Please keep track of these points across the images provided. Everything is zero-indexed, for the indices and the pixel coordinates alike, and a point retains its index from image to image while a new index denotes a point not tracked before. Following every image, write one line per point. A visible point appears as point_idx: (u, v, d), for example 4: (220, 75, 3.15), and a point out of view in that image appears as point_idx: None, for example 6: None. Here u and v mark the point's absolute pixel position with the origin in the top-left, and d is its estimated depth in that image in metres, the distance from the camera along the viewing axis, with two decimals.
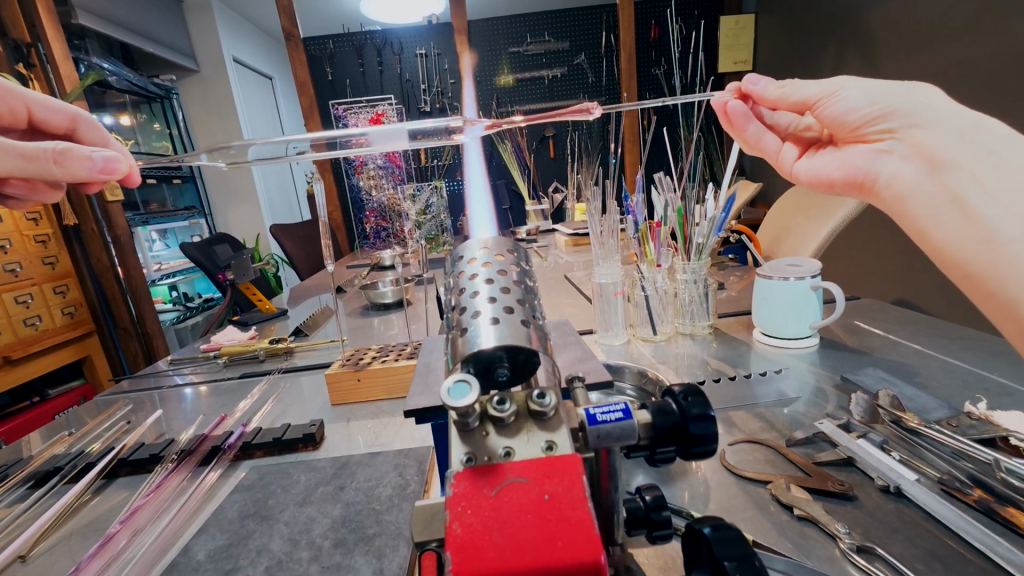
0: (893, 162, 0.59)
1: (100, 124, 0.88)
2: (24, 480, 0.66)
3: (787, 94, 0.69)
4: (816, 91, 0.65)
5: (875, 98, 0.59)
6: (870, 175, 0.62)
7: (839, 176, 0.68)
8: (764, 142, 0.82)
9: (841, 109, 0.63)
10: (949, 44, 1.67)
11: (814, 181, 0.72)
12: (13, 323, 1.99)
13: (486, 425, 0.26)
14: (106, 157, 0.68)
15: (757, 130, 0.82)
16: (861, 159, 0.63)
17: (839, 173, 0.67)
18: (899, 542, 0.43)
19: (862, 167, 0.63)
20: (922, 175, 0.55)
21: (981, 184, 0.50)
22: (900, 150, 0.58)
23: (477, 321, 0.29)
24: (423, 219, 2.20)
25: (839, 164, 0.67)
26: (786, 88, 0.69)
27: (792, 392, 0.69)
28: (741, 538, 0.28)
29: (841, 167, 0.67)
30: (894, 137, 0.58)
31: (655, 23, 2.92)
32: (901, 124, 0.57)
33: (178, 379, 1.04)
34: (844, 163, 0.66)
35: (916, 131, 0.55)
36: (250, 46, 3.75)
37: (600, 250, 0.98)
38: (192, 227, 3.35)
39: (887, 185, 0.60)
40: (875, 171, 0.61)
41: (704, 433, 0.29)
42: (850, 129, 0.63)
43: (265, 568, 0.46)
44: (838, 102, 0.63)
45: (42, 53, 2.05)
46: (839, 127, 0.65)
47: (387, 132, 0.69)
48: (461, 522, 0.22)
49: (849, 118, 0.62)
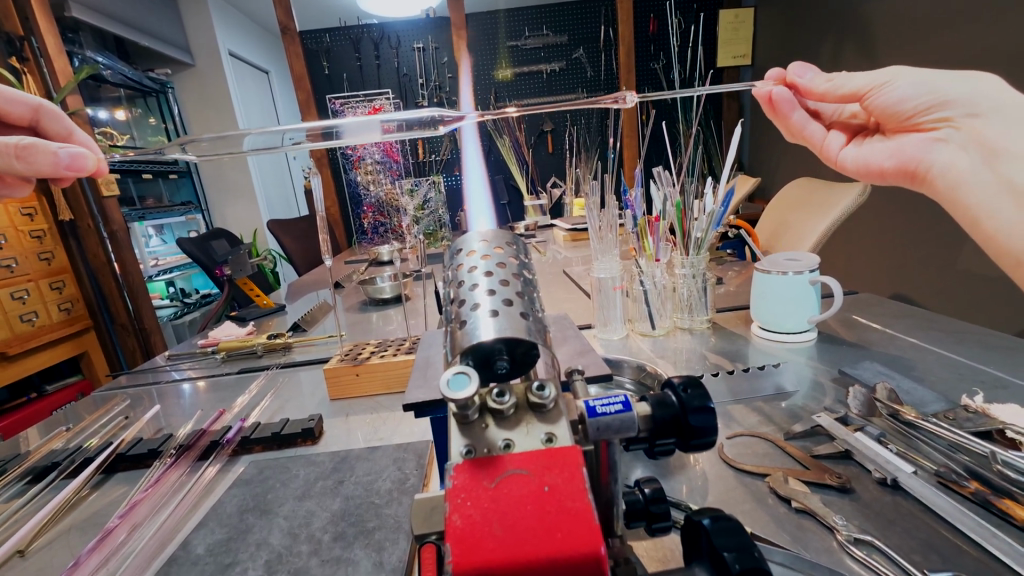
0: (949, 151, 0.60)
1: (62, 113, 0.84)
2: (21, 475, 0.66)
3: (835, 87, 0.68)
4: (864, 82, 0.65)
5: (931, 88, 0.60)
6: (923, 163, 0.63)
7: (890, 166, 0.68)
8: (809, 130, 0.80)
9: (895, 99, 0.63)
10: (948, 40, 1.66)
11: (863, 170, 0.72)
12: (9, 319, 1.98)
13: (486, 417, 0.26)
14: (72, 153, 0.67)
15: (801, 117, 0.79)
16: (915, 148, 0.64)
17: (890, 162, 0.68)
18: (896, 533, 0.43)
19: (915, 156, 0.64)
20: (980, 163, 0.57)
21: None
22: (957, 138, 0.59)
23: (477, 313, 0.28)
24: (420, 214, 2.20)
25: (891, 153, 0.68)
26: (833, 81, 0.68)
27: (790, 386, 0.69)
28: (742, 530, 0.28)
29: (893, 156, 0.67)
30: (951, 126, 0.59)
31: (654, 17, 2.90)
32: (959, 113, 0.58)
33: (175, 374, 1.04)
34: (896, 151, 0.67)
35: (976, 121, 0.57)
36: (246, 40, 3.71)
37: (599, 244, 0.96)
38: (188, 223, 3.36)
39: (940, 173, 0.61)
40: (928, 160, 0.62)
41: (704, 426, 0.29)
42: (903, 119, 0.64)
43: (264, 562, 0.46)
44: (891, 92, 0.63)
45: (36, 46, 2.04)
46: (889, 116, 0.65)
47: (361, 125, 0.68)
48: (460, 514, 0.22)
49: (902, 108, 0.63)
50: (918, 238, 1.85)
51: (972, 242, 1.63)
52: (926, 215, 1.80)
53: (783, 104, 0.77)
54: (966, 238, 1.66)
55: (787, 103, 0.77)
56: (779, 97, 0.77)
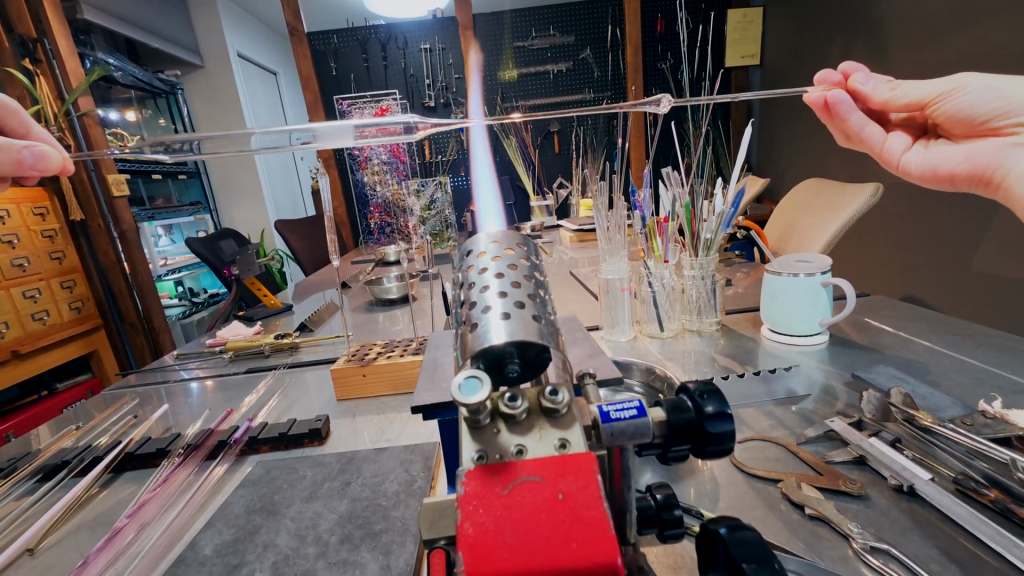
0: None
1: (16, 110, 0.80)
2: (32, 473, 0.66)
3: (898, 95, 0.68)
4: (930, 90, 0.65)
5: (1005, 93, 0.60)
6: (1000, 170, 0.61)
7: (962, 171, 0.66)
8: (867, 133, 0.75)
9: (965, 105, 0.63)
10: (959, 38, 1.64)
11: (929, 174, 0.70)
12: (21, 318, 2.00)
13: (497, 422, 0.26)
14: (33, 151, 0.67)
15: (860, 120, 0.73)
16: (988, 153, 0.63)
17: (962, 167, 0.66)
18: (913, 542, 0.42)
19: (989, 161, 0.63)
20: None
21: None
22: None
23: (488, 316, 0.28)
24: (427, 214, 2.22)
25: (962, 159, 0.66)
26: (897, 89, 0.68)
27: (802, 389, 0.68)
28: (760, 540, 0.27)
29: (964, 161, 0.65)
30: None
31: (661, 16, 2.89)
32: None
33: (184, 373, 1.05)
34: (967, 155, 0.65)
35: None
36: (254, 41, 3.74)
37: (607, 245, 0.95)
38: (197, 223, 3.40)
39: (1016, 179, 0.59)
40: (1005, 165, 0.61)
41: (719, 432, 0.28)
42: (974, 123, 0.64)
43: (271, 563, 0.46)
44: (961, 99, 0.63)
45: (48, 48, 2.06)
46: (958, 125, 0.65)
47: (333, 128, 0.67)
48: (472, 521, 0.22)
49: (974, 113, 0.63)
50: (930, 240, 1.83)
51: (986, 244, 1.61)
52: (938, 217, 1.78)
53: (841, 107, 0.72)
54: (979, 240, 1.64)
55: (846, 106, 0.71)
56: (836, 100, 0.71)
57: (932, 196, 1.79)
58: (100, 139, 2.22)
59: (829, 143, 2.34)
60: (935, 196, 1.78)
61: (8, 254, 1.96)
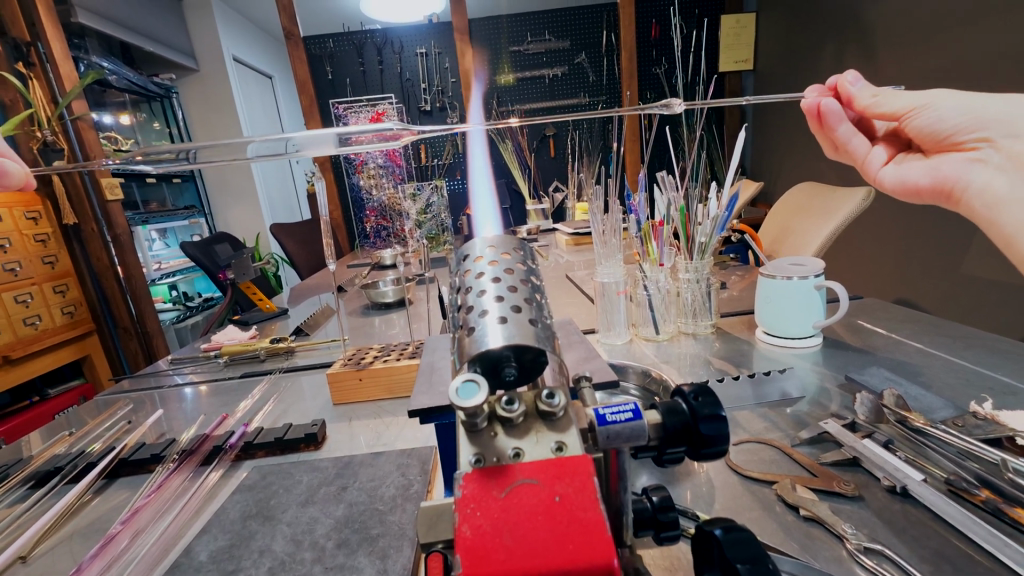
0: (988, 172, 0.59)
1: None
2: (24, 480, 0.66)
3: (877, 103, 0.68)
4: (905, 103, 0.65)
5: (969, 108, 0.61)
6: (959, 184, 0.62)
7: (927, 184, 0.67)
8: (853, 144, 0.77)
9: (931, 120, 0.63)
10: (949, 41, 1.66)
11: (899, 187, 0.71)
12: (12, 323, 1.96)
13: (495, 425, 0.26)
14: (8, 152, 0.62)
15: (848, 130, 0.76)
16: (951, 168, 0.63)
17: (927, 181, 0.67)
18: (906, 542, 0.42)
19: (951, 176, 0.64)
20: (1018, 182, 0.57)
21: None
22: (995, 161, 0.59)
23: (484, 320, 0.28)
24: (423, 218, 2.23)
25: (929, 173, 0.66)
26: (879, 95, 0.68)
27: (796, 391, 0.69)
28: (756, 540, 0.27)
29: (930, 175, 0.66)
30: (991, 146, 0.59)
31: (655, 22, 2.91)
32: (998, 134, 0.58)
33: (177, 378, 1.04)
34: (933, 170, 0.66)
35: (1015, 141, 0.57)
36: (249, 44, 3.73)
37: (602, 249, 0.96)
38: (191, 227, 3.37)
39: (976, 194, 0.61)
40: (967, 180, 0.62)
41: (715, 434, 0.29)
42: (944, 138, 0.63)
43: (267, 569, 0.46)
44: (929, 114, 0.63)
45: (42, 52, 2.05)
46: (924, 136, 0.66)
47: (314, 137, 0.66)
48: (470, 524, 0.22)
49: (939, 128, 0.63)
50: (920, 245, 1.85)
51: (974, 248, 1.63)
52: (929, 222, 1.80)
53: (831, 116, 0.75)
54: (970, 243, 1.65)
55: (836, 116, 0.75)
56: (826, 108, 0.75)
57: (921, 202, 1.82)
58: (93, 142, 2.19)
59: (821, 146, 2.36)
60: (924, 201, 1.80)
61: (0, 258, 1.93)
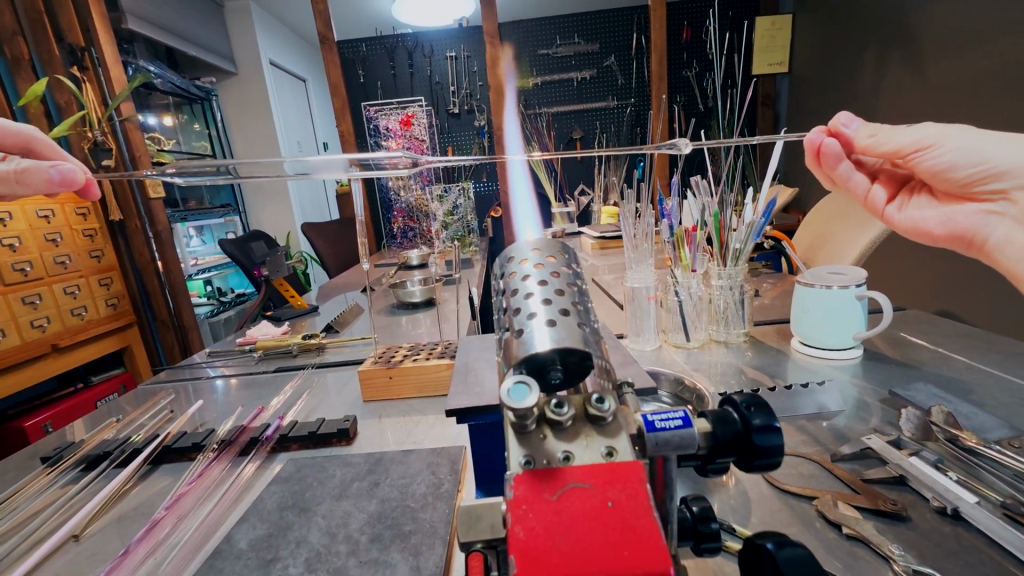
0: (1007, 225, 0.57)
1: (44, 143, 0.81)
2: (76, 462, 0.70)
3: (878, 142, 0.61)
4: (910, 140, 0.58)
5: (982, 155, 0.56)
6: (979, 236, 0.60)
7: (941, 232, 0.64)
8: (852, 181, 0.71)
9: (944, 164, 0.58)
10: (997, 43, 1.58)
11: (905, 228, 0.68)
12: (61, 312, 2.06)
13: (544, 428, 0.26)
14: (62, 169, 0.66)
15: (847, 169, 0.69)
16: (967, 218, 0.60)
17: (942, 229, 0.63)
18: (957, 565, 0.41)
19: (967, 226, 0.60)
20: None
21: None
22: (1013, 213, 0.56)
23: (533, 322, 0.29)
24: (450, 219, 2.36)
25: (941, 219, 0.63)
26: (878, 135, 0.61)
27: (835, 405, 0.66)
28: (810, 556, 0.26)
29: (943, 223, 0.63)
30: (1007, 198, 0.56)
31: (687, 24, 2.86)
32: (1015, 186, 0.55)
33: (212, 371, 1.08)
34: (947, 218, 0.62)
35: None
36: (284, 48, 3.85)
37: (633, 253, 0.94)
38: (226, 225, 3.49)
39: (1000, 248, 0.58)
40: (985, 233, 0.59)
41: (767, 446, 0.28)
42: (955, 186, 0.59)
43: (305, 559, 0.47)
44: (940, 156, 0.57)
45: (95, 56, 2.17)
46: (937, 181, 0.60)
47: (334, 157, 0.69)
48: (523, 526, 0.22)
49: (953, 175, 0.58)
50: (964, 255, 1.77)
51: None
52: None
53: (831, 157, 0.67)
54: None
55: (836, 158, 0.66)
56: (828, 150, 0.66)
57: None
58: (140, 143, 2.31)
59: None
60: None
61: (52, 252, 2.03)
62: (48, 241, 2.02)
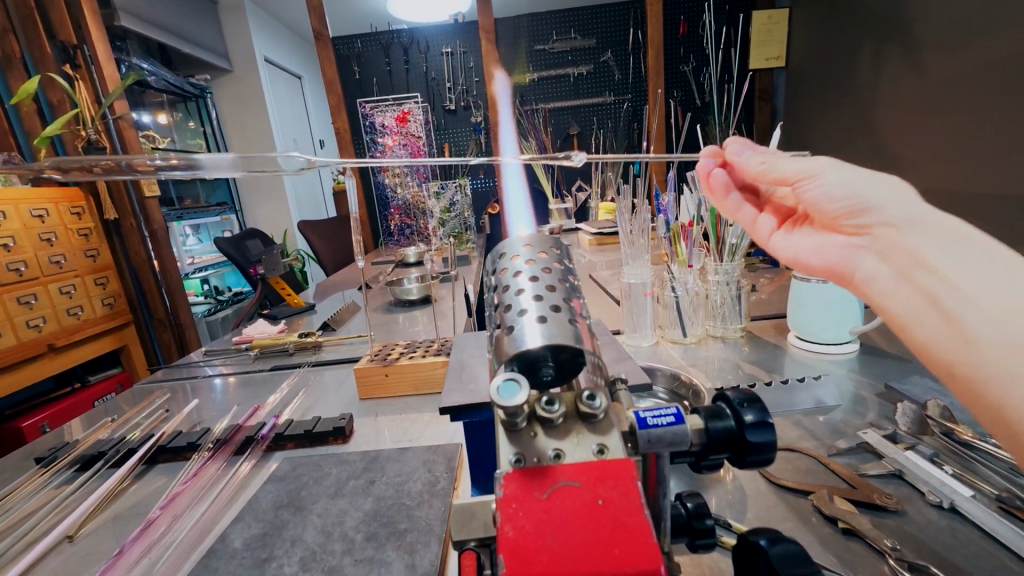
0: (869, 259, 0.44)
1: None
2: (70, 463, 0.69)
3: (764, 167, 0.54)
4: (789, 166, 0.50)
5: (852, 183, 0.45)
6: (847, 271, 0.48)
7: (820, 267, 0.53)
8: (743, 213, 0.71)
9: (818, 194, 0.48)
10: (994, 37, 1.58)
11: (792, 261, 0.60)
12: (57, 312, 2.05)
13: (534, 425, 0.26)
14: None
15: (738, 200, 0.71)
16: (838, 253, 0.49)
17: (823, 266, 0.52)
18: (953, 560, 0.40)
19: (840, 262, 0.49)
20: (895, 277, 0.41)
21: (950, 283, 0.36)
22: (874, 248, 0.44)
23: (523, 319, 0.28)
24: (446, 217, 2.34)
25: (817, 251, 0.53)
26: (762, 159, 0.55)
27: (831, 400, 0.66)
28: (804, 552, 0.26)
29: (819, 256, 0.53)
30: (868, 231, 0.44)
31: (684, 18, 2.85)
32: (877, 217, 0.43)
33: (208, 370, 1.08)
34: (824, 252, 0.52)
35: (891, 229, 0.41)
36: (280, 45, 3.83)
37: (629, 250, 0.96)
38: (223, 223, 3.48)
39: (862, 286, 0.45)
40: (853, 268, 0.47)
41: (762, 442, 0.28)
42: (823, 218, 0.49)
43: (299, 559, 0.46)
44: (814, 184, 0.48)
45: (87, 54, 2.14)
46: (816, 212, 0.50)
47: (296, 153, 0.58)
48: (513, 524, 0.22)
49: (826, 205, 0.47)
50: None
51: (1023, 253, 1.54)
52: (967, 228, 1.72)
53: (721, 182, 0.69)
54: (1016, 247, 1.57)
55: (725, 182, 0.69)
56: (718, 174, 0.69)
57: (961, 206, 1.74)
58: (134, 141, 2.30)
59: (858, 146, 2.29)
60: (968, 203, 1.71)
61: (47, 251, 2.02)
62: (43, 241, 2.00)
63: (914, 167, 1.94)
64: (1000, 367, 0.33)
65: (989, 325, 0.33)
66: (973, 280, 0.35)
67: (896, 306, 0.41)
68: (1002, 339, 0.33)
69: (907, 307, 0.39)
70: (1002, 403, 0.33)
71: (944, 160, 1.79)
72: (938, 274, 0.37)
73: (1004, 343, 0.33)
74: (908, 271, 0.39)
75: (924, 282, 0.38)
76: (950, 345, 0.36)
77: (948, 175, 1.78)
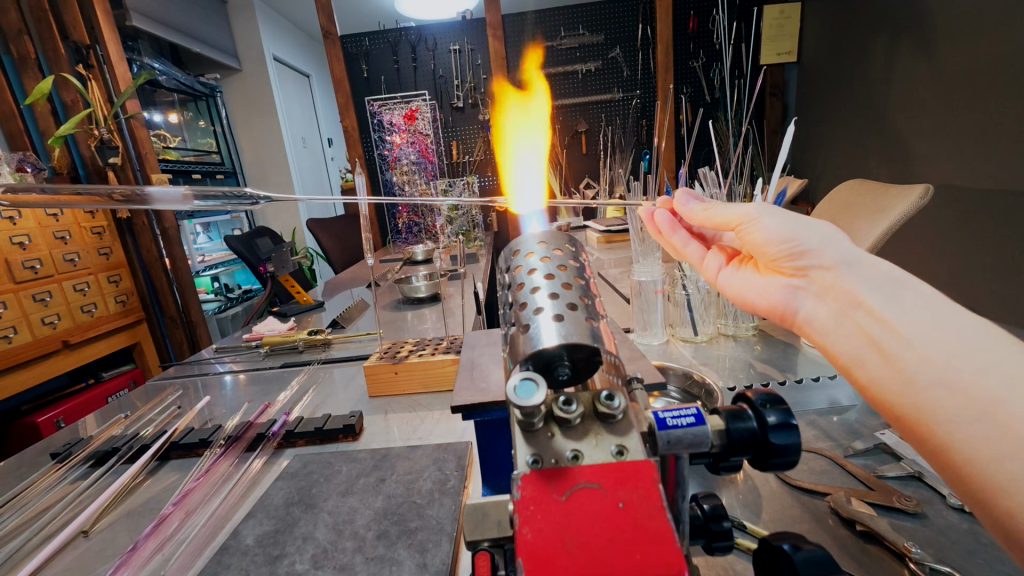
0: (811, 301, 0.46)
1: None
2: (85, 458, 0.70)
3: (706, 213, 0.55)
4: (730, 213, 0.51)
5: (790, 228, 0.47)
6: (790, 312, 0.49)
7: (764, 307, 0.54)
8: (690, 249, 0.70)
9: (760, 238, 0.49)
10: (1012, 28, 1.54)
11: (739, 301, 0.60)
12: (72, 310, 2.07)
13: (551, 426, 0.25)
14: None
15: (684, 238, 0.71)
16: (779, 293, 0.50)
17: (765, 305, 0.53)
18: (977, 565, 0.39)
19: (783, 303, 0.50)
20: (838, 316, 0.42)
21: (888, 323, 0.38)
22: (814, 289, 0.45)
23: (539, 318, 0.28)
24: (455, 213, 2.30)
25: (763, 291, 0.53)
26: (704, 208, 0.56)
27: (847, 400, 0.65)
28: (829, 557, 0.26)
29: (763, 296, 0.53)
30: (807, 274, 0.46)
31: (694, 14, 2.82)
32: (815, 260, 0.45)
33: (219, 367, 1.09)
34: (766, 292, 0.53)
35: (828, 272, 0.43)
36: (288, 44, 3.85)
37: (640, 247, 0.97)
38: (232, 221, 3.51)
39: (806, 327, 0.47)
40: (796, 309, 0.48)
41: (785, 445, 0.28)
42: (766, 259, 0.50)
43: (311, 556, 0.46)
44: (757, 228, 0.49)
45: (100, 53, 2.15)
46: (758, 255, 0.51)
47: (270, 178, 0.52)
48: (531, 527, 0.21)
49: (768, 248, 0.49)
50: (977, 248, 1.73)
51: None
52: (983, 226, 1.69)
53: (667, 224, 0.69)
54: None
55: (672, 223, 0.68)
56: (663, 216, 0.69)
57: (977, 202, 1.70)
58: (145, 140, 2.33)
59: (872, 142, 2.25)
60: (984, 199, 1.67)
61: (61, 249, 2.05)
62: (57, 239, 2.03)
63: (930, 163, 1.90)
64: (939, 407, 0.34)
65: (927, 365, 0.35)
66: (909, 322, 0.37)
67: (840, 345, 0.42)
68: (939, 378, 0.34)
69: (851, 348, 0.40)
70: (945, 443, 0.33)
71: (960, 155, 1.76)
72: (878, 315, 0.39)
73: (940, 379, 0.34)
74: (847, 309, 0.41)
75: (861, 322, 0.40)
76: (893, 382, 0.37)
77: (964, 170, 1.75)
